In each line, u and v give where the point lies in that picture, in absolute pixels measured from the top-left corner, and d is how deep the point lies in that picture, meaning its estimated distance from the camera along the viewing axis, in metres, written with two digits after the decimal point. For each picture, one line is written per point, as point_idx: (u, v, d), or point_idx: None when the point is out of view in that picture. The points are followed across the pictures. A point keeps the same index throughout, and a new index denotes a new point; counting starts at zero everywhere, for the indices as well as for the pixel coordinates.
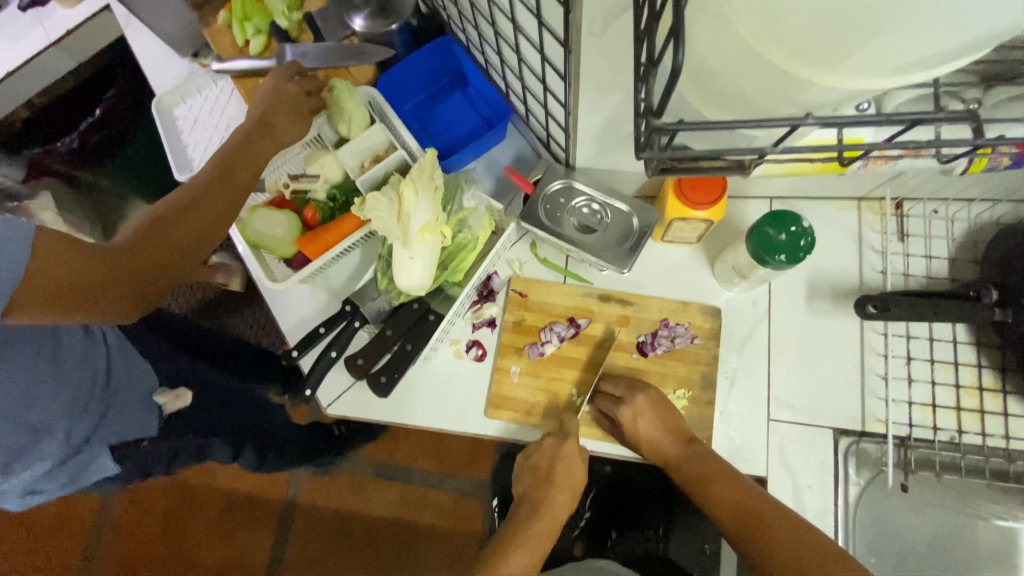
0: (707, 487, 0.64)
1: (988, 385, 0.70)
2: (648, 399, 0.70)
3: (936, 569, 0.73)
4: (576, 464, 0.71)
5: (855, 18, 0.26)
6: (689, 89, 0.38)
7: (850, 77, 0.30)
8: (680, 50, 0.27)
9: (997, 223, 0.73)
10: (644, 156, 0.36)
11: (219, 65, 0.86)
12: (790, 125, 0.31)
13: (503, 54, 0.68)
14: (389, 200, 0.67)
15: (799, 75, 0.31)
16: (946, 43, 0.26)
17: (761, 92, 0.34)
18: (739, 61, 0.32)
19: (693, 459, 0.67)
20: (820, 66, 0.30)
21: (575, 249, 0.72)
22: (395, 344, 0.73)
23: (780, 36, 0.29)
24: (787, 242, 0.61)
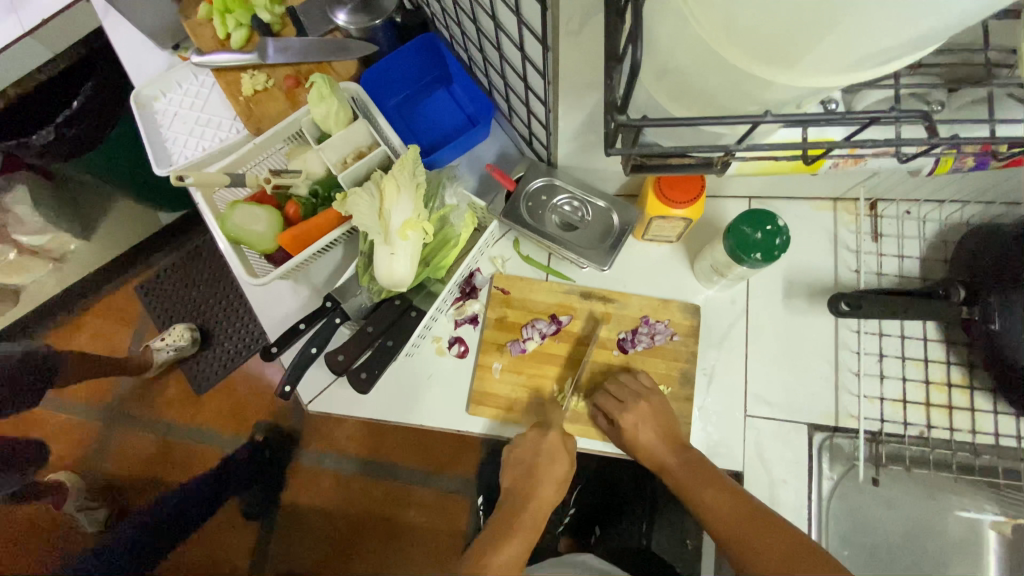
0: (689, 487, 0.66)
1: (956, 381, 0.71)
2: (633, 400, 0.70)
3: (909, 558, 0.77)
4: (560, 465, 0.71)
5: (801, 20, 0.27)
6: (658, 91, 0.39)
7: (808, 74, 0.31)
8: (638, 45, 0.30)
9: (966, 223, 0.75)
10: (615, 152, 0.38)
11: (201, 58, 0.85)
12: (752, 121, 0.32)
13: (485, 50, 0.68)
14: (370, 196, 0.68)
15: (759, 74, 0.31)
16: (892, 40, 0.27)
17: (726, 91, 0.34)
18: (700, 60, 0.33)
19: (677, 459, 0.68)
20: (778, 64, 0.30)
21: (556, 246, 0.73)
22: (375, 342, 0.71)
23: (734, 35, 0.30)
24: (762, 241, 0.62)
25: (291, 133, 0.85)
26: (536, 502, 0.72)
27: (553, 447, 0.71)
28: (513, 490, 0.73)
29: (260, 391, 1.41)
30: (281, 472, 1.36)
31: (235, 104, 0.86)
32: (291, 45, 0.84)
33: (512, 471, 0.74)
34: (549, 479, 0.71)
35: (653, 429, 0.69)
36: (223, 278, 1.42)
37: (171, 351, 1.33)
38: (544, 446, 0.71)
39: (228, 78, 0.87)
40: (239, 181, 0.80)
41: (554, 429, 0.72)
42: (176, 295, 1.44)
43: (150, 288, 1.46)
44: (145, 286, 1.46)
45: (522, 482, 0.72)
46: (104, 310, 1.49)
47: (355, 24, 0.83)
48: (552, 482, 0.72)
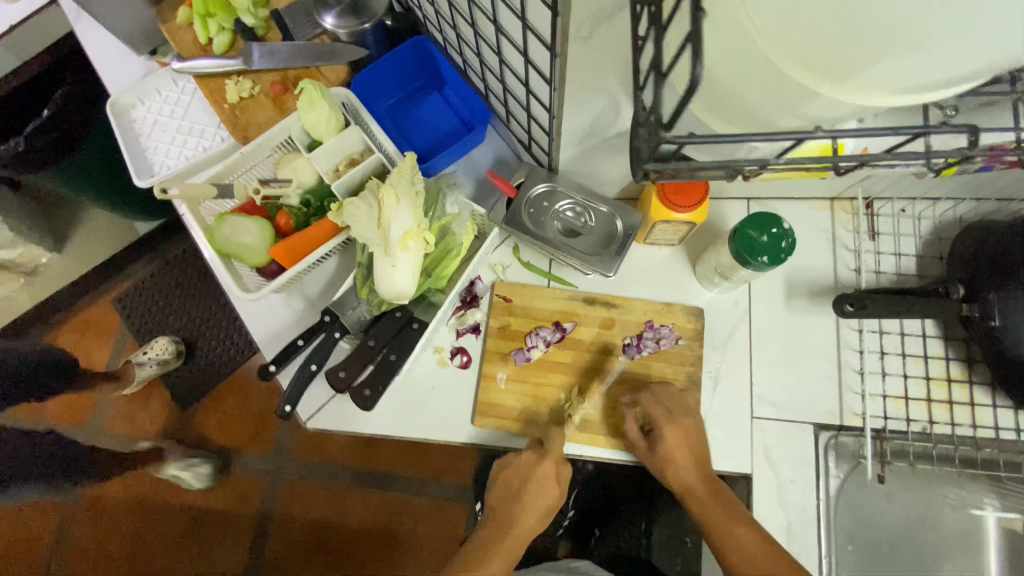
0: (711, 518, 0.65)
1: (955, 376, 0.72)
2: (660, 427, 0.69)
3: (909, 549, 0.81)
4: (548, 491, 0.71)
5: (868, 43, 0.30)
6: (705, 106, 0.43)
7: (859, 91, 0.34)
8: (699, 62, 0.27)
9: (960, 220, 0.76)
10: (649, 167, 0.36)
11: (181, 64, 0.82)
12: (801, 138, 0.32)
13: (483, 54, 0.67)
14: (368, 206, 0.66)
15: (812, 86, 0.35)
16: (950, 70, 0.31)
17: (768, 100, 0.38)
18: (757, 69, 0.37)
19: (700, 483, 0.68)
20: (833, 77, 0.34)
21: (559, 253, 0.72)
22: (377, 355, 0.69)
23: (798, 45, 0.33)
24: (768, 244, 0.62)
25: (280, 140, 0.82)
26: (520, 525, 0.71)
27: (544, 474, 0.71)
28: (498, 508, 0.73)
29: (249, 403, 1.38)
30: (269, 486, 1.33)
31: (219, 111, 0.83)
32: (277, 49, 0.81)
33: (499, 490, 0.73)
34: (534, 504, 0.71)
35: (682, 444, 0.69)
36: (203, 288, 1.38)
37: (153, 366, 1.29)
38: (536, 472, 0.71)
39: (211, 85, 0.83)
40: (227, 193, 0.78)
41: (551, 458, 0.71)
42: (152, 309, 1.39)
43: (124, 302, 1.41)
44: (119, 300, 1.41)
45: (507, 503, 0.72)
46: (81, 322, 1.43)
47: (343, 27, 0.81)
48: (537, 507, 0.71)
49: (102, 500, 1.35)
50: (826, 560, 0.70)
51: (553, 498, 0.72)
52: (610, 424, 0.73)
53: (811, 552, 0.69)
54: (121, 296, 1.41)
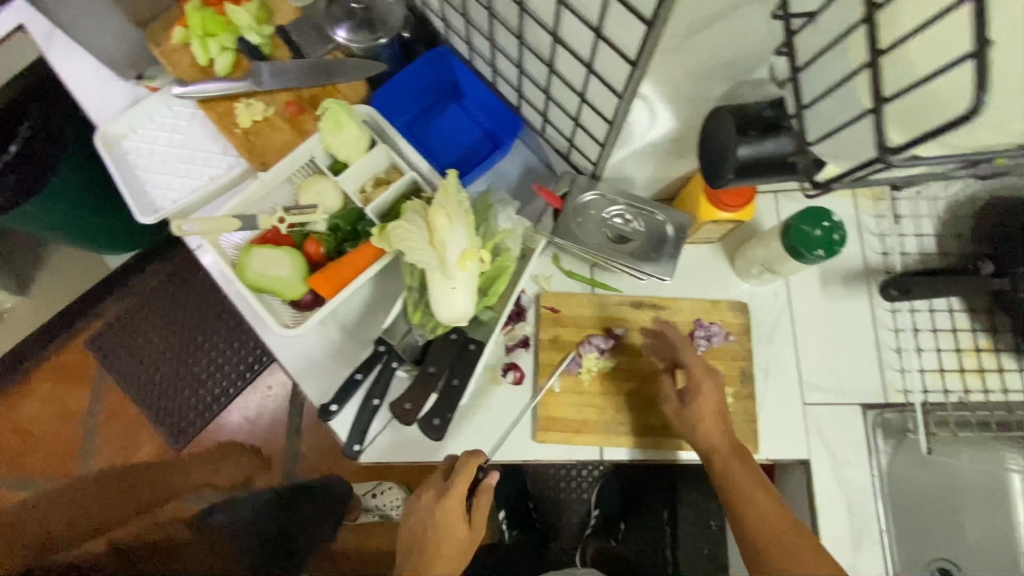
0: (736, 487, 0.63)
1: (983, 346, 0.77)
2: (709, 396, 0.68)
3: (932, 499, 0.87)
4: (459, 531, 0.66)
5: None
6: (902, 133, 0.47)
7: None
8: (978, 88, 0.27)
9: (972, 198, 0.80)
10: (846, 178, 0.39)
11: (183, 89, 0.78)
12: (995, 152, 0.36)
13: (524, 65, 0.66)
14: (420, 227, 0.64)
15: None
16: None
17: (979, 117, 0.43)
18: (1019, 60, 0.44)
19: (720, 440, 0.66)
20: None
21: (610, 260, 0.70)
22: (439, 382, 0.66)
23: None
24: (822, 237, 0.63)
25: (302, 163, 0.78)
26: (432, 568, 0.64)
27: (450, 515, 0.66)
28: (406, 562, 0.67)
29: (253, 436, 1.31)
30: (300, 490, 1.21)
31: (231, 137, 0.78)
32: (288, 69, 0.77)
33: (403, 541, 0.68)
34: (449, 549, 0.65)
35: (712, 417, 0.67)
36: (205, 314, 1.30)
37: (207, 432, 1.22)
38: (440, 513, 0.66)
39: (219, 109, 0.79)
40: (251, 224, 0.74)
41: (452, 493, 0.66)
42: (144, 335, 1.31)
43: (112, 328, 1.31)
44: (106, 325, 1.31)
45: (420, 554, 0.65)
46: (54, 370, 1.33)
47: (357, 42, 0.77)
48: (442, 554, 0.65)
49: None
50: (886, 533, 0.72)
51: (461, 537, 0.66)
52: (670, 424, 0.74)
53: (873, 527, 0.72)
54: (111, 322, 1.31)
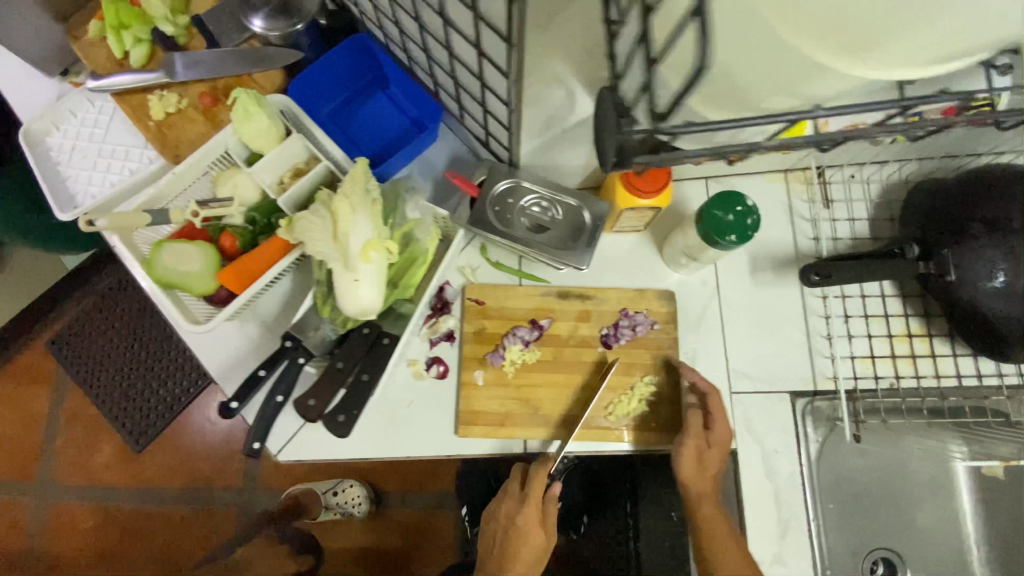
0: (707, 530, 0.65)
1: (916, 331, 0.76)
2: (695, 443, 0.68)
3: (879, 493, 0.84)
4: (536, 536, 0.72)
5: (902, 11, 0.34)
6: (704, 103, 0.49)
7: (868, 65, 0.38)
8: None
9: (906, 181, 0.79)
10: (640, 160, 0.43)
11: (95, 82, 0.75)
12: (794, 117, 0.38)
13: (429, 48, 0.64)
14: (322, 219, 0.61)
15: (811, 55, 0.38)
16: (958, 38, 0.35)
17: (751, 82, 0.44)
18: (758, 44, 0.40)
19: (704, 481, 0.67)
20: (843, 49, 0.37)
21: (526, 249, 0.69)
22: (348, 377, 0.65)
23: (744, 98, 0.46)
24: (735, 222, 0.61)
25: (217, 155, 0.76)
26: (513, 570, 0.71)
27: (528, 520, 0.72)
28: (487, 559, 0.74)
29: (208, 439, 1.29)
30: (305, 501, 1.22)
31: (144, 130, 0.76)
32: (203, 58, 0.75)
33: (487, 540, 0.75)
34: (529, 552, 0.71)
35: (708, 458, 0.68)
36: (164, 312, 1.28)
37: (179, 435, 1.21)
38: (518, 519, 0.72)
39: (133, 101, 0.77)
40: (163, 219, 0.72)
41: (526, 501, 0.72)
42: (103, 335, 1.28)
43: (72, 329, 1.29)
44: (67, 326, 1.29)
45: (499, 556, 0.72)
46: (16, 372, 1.31)
47: (275, 30, 0.75)
48: (525, 555, 0.71)
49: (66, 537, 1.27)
50: (813, 523, 0.71)
51: (542, 540, 0.73)
52: (596, 415, 0.73)
53: (801, 517, 0.71)
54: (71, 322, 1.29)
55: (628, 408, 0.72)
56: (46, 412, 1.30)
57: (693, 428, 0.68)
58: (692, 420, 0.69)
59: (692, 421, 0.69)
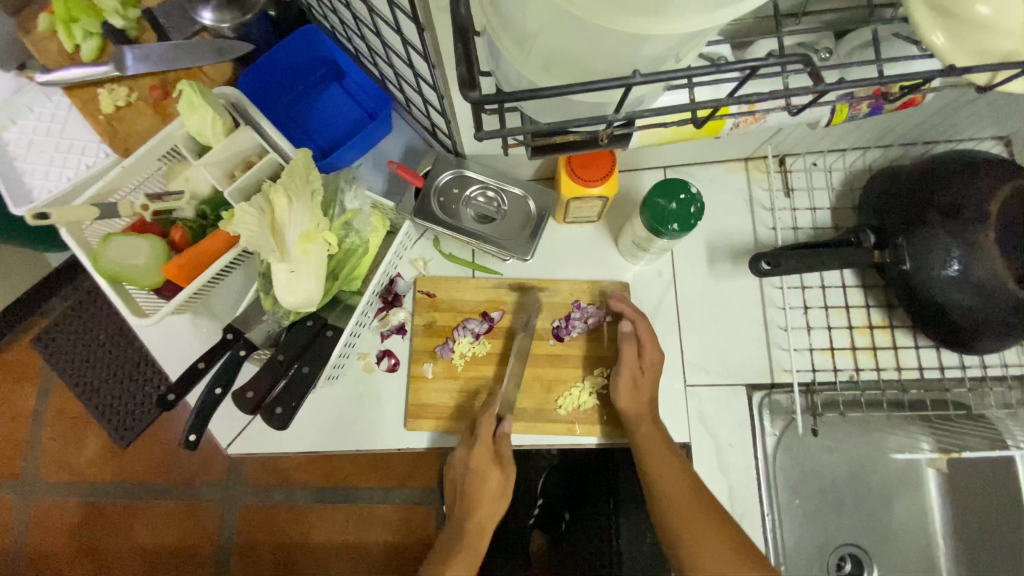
0: (646, 452, 0.66)
1: (877, 323, 0.74)
2: (630, 374, 0.69)
3: (851, 495, 0.79)
4: (491, 478, 0.70)
5: None
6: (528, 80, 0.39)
7: (674, 22, 0.28)
8: None
9: (869, 168, 0.77)
10: (485, 136, 0.36)
11: (44, 76, 0.75)
12: (621, 84, 0.30)
13: (367, 37, 0.63)
14: (258, 212, 0.59)
15: (611, 25, 0.28)
16: None
17: (577, 64, 0.33)
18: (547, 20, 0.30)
19: (640, 407, 0.68)
20: (641, 15, 0.27)
21: (474, 241, 0.69)
22: (289, 369, 0.64)
23: (579, 64, 0.32)
24: (678, 211, 0.60)
25: (166, 149, 0.75)
26: (476, 510, 0.70)
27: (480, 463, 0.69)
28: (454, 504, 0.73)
29: None
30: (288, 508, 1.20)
31: (93, 124, 0.76)
32: (150, 51, 0.75)
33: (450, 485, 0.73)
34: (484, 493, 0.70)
35: (646, 384, 0.69)
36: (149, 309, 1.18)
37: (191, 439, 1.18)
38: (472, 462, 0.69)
39: (83, 96, 0.76)
40: (111, 212, 0.71)
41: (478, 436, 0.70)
42: (80, 332, 1.16)
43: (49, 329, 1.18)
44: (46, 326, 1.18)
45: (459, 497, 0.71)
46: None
47: (226, 21, 0.73)
48: (485, 497, 0.70)
49: (45, 553, 1.19)
50: (768, 517, 0.70)
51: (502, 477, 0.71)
52: (548, 408, 0.72)
53: (754, 512, 0.70)
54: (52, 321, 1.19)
55: (579, 400, 0.72)
56: (29, 416, 1.23)
57: (627, 360, 0.69)
58: (626, 352, 0.69)
59: (626, 353, 0.70)
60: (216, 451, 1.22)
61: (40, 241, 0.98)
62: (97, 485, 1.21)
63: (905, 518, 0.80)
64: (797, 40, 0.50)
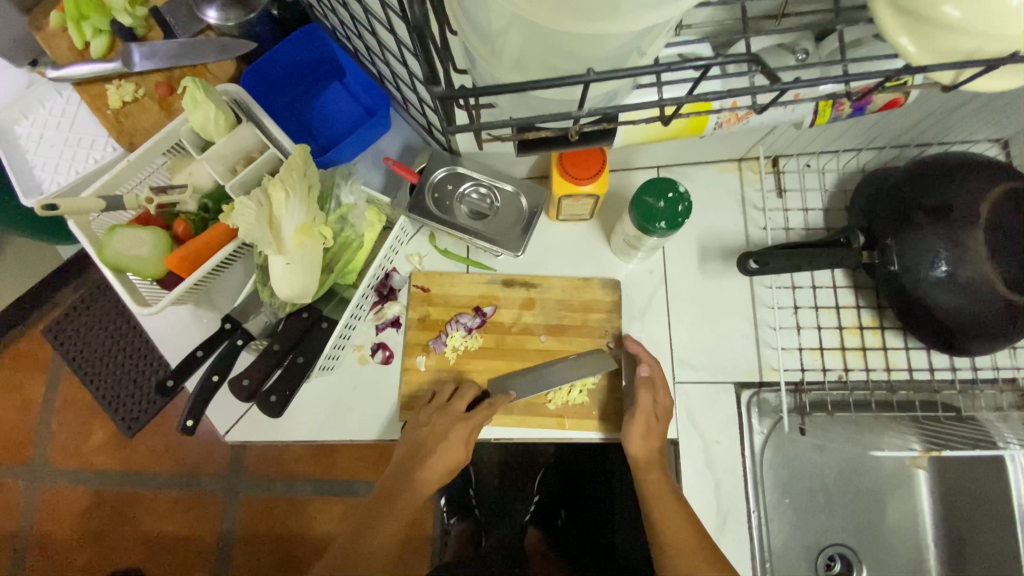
0: (652, 494, 0.66)
1: (867, 324, 0.74)
2: (644, 417, 0.68)
3: (841, 497, 0.79)
4: (453, 454, 0.69)
5: None
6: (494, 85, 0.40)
7: (629, 17, 0.29)
8: None
9: (862, 169, 0.77)
10: (460, 131, 0.37)
11: (55, 72, 0.77)
12: (580, 81, 0.32)
13: (363, 36, 0.65)
14: (257, 204, 0.61)
15: (567, 24, 0.29)
16: None
17: (540, 65, 0.34)
18: (504, 26, 0.31)
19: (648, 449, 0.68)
20: (599, 14, 0.29)
21: (467, 237, 0.70)
22: (285, 359, 0.66)
23: (542, 62, 0.34)
24: (665, 209, 0.61)
25: (170, 144, 0.77)
26: (420, 482, 0.69)
27: (457, 438, 0.68)
28: (396, 473, 0.69)
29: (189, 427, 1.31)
30: (289, 499, 1.22)
31: (102, 119, 0.78)
32: (157, 49, 0.77)
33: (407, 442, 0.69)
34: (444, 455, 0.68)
35: (657, 427, 0.69)
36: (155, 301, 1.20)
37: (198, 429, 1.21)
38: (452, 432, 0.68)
39: (92, 91, 0.79)
40: (117, 204, 0.73)
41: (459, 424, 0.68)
42: (88, 323, 1.19)
43: (60, 319, 1.21)
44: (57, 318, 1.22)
45: (408, 464, 0.69)
46: (11, 360, 1.27)
47: (231, 20, 0.75)
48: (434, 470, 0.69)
49: (52, 539, 1.22)
50: (755, 515, 0.71)
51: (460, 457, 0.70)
52: (539, 403, 0.73)
53: (740, 509, 0.70)
54: (62, 313, 1.22)
55: (568, 396, 0.73)
56: (37, 404, 1.26)
57: (642, 404, 0.68)
58: (642, 400, 0.69)
59: (642, 401, 0.69)
60: (219, 441, 1.24)
61: (51, 233, 1.01)
62: (104, 473, 1.24)
63: (897, 520, 0.80)
64: (779, 41, 0.51)
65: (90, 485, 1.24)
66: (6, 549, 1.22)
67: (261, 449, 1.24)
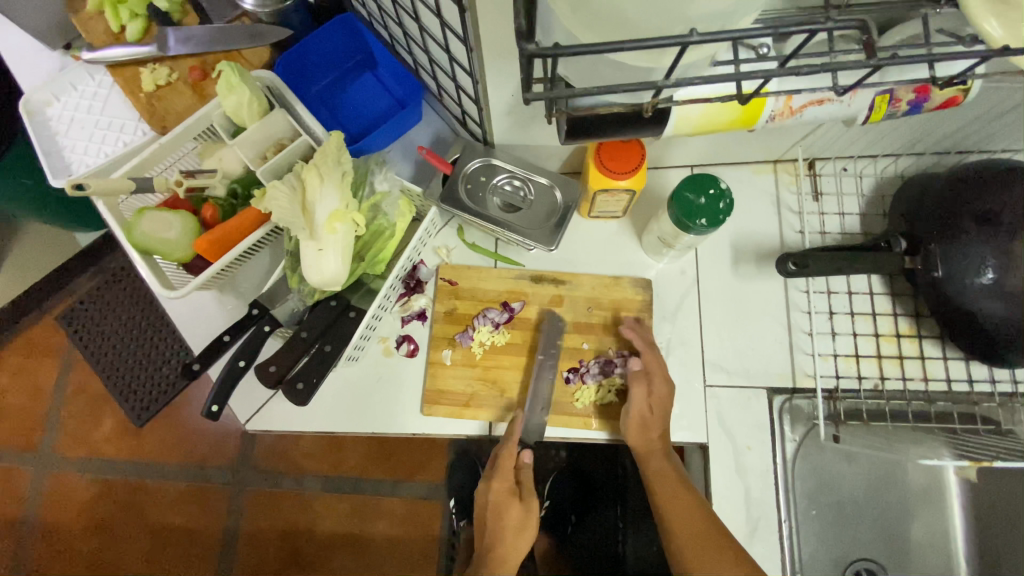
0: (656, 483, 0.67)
1: (904, 331, 0.73)
2: (639, 411, 0.68)
3: (868, 511, 0.77)
4: (513, 510, 0.74)
5: None
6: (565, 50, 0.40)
7: None
8: None
9: (900, 176, 0.76)
10: (532, 96, 0.36)
11: (91, 54, 0.77)
12: (679, 42, 0.31)
13: (404, 23, 0.64)
14: (291, 189, 0.61)
15: None
16: None
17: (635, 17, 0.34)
18: None
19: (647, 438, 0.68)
20: None
21: (500, 230, 0.69)
22: (312, 347, 0.65)
23: (623, 20, 0.35)
24: (706, 206, 0.60)
25: (201, 129, 0.77)
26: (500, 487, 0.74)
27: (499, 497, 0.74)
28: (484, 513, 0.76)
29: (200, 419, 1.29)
30: (297, 495, 1.21)
31: (134, 102, 0.78)
32: (194, 33, 0.77)
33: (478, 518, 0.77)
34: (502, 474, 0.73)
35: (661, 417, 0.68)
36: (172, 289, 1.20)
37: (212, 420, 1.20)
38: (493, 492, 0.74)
39: (126, 74, 0.78)
40: (146, 186, 0.72)
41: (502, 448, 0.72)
42: (104, 312, 1.18)
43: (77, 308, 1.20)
44: (73, 307, 1.21)
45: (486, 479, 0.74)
46: (24, 345, 1.26)
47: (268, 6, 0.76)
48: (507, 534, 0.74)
49: (58, 526, 1.21)
50: (786, 525, 0.69)
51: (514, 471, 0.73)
52: (565, 401, 0.72)
53: (770, 517, 0.68)
54: (77, 301, 1.21)
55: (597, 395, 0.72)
56: (49, 390, 1.25)
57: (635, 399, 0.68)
58: (635, 393, 0.68)
59: (635, 398, 0.68)
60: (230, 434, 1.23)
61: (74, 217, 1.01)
62: (114, 461, 1.23)
63: (922, 536, 0.77)
64: None
65: (98, 472, 1.23)
66: (11, 535, 1.21)
67: (269, 443, 1.23)
